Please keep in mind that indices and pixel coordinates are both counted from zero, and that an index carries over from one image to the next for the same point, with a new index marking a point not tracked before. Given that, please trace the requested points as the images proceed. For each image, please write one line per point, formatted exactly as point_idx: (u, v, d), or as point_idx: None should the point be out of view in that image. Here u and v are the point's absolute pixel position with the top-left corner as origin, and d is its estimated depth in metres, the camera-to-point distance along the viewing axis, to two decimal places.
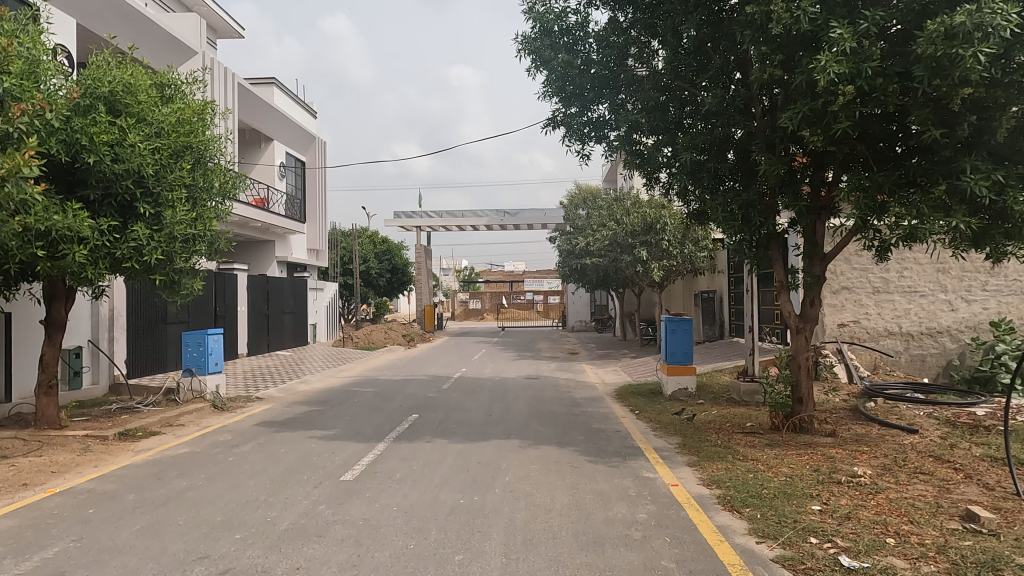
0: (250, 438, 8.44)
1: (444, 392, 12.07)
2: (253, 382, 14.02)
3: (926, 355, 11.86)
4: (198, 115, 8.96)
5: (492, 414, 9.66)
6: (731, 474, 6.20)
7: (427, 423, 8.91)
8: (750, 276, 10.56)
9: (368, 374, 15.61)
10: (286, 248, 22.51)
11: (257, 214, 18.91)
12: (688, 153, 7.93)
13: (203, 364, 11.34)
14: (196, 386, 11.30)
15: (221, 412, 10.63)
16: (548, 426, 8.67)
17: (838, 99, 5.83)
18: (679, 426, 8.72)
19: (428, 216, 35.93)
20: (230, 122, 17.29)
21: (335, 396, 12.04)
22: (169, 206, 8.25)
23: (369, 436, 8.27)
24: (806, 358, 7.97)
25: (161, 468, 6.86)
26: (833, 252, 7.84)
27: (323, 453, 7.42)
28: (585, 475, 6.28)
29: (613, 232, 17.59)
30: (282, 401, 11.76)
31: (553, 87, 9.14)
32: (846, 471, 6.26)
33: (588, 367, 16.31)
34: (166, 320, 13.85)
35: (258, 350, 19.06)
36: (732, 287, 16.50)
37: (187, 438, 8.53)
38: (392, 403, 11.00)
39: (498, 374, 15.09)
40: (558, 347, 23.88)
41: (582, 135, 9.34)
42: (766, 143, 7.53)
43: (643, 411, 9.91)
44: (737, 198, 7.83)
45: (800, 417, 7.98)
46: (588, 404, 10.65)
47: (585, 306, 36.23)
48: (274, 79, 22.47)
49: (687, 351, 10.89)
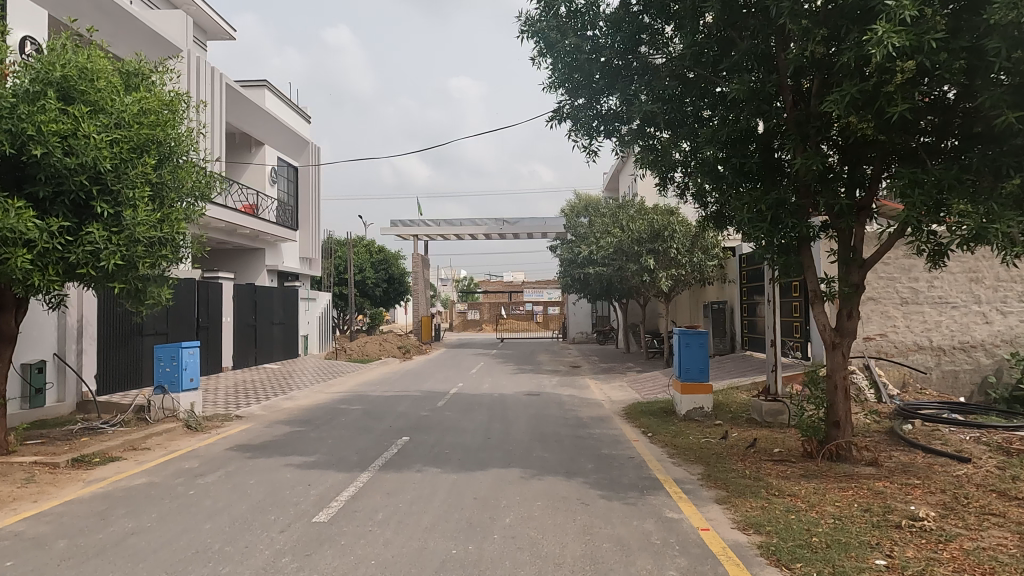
0: (218, 466, 7.49)
1: (438, 411, 11.16)
2: (234, 398, 13.07)
3: (959, 371, 10.97)
4: (167, 107, 8.15)
5: (490, 437, 8.73)
6: (769, 516, 5.32)
7: (418, 448, 7.99)
8: (771, 284, 9.62)
9: (358, 390, 14.68)
10: (277, 256, 21.65)
11: (245, 220, 18.06)
12: (709, 147, 7.12)
13: (177, 380, 10.42)
14: (168, 405, 10.37)
15: (193, 433, 9.72)
16: (552, 452, 7.76)
17: (895, 78, 4.99)
18: (700, 452, 7.83)
19: (427, 223, 35.17)
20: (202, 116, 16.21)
21: (320, 415, 11.10)
22: (131, 207, 7.37)
23: (351, 463, 7.35)
24: (843, 377, 7.09)
25: (109, 506, 5.93)
26: (872, 259, 6.98)
27: (297, 485, 6.50)
28: (599, 516, 5.36)
29: (619, 239, 16.77)
30: (263, 420, 10.82)
31: (558, 76, 8.33)
32: (904, 512, 5.38)
33: (592, 382, 15.39)
34: (141, 331, 12.95)
35: (245, 364, 18.11)
36: (744, 297, 15.65)
37: (149, 466, 7.62)
38: (381, 423, 10.07)
39: (497, 390, 14.16)
40: (560, 360, 22.98)
41: (591, 129, 8.53)
42: (800, 135, 6.70)
43: (657, 433, 9.01)
44: (766, 198, 7.01)
45: (836, 444, 7.06)
46: (595, 425, 9.74)
47: (586, 317, 35.33)
48: (267, 80, 21.69)
49: (702, 366, 10.02)
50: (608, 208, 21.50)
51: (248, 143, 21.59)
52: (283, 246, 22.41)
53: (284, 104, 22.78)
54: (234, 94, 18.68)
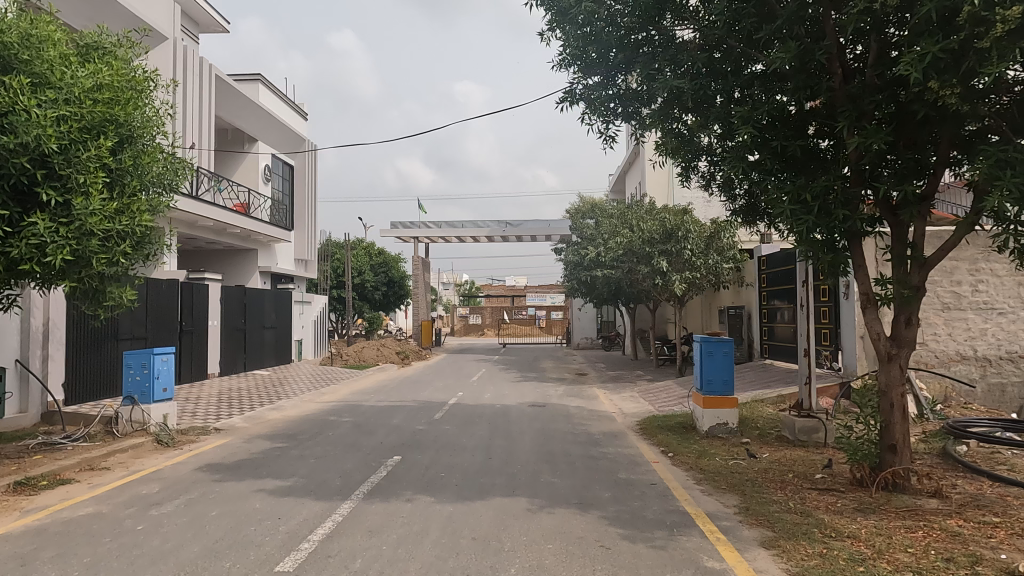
0: (180, 492, 6.52)
1: (435, 424, 10.22)
2: (216, 408, 12.11)
3: (1006, 385, 10.01)
4: (129, 84, 7.23)
5: (492, 457, 7.76)
6: (833, 568, 4.36)
7: (410, 472, 7.04)
8: (803, 286, 8.62)
9: (350, 400, 13.73)
10: (271, 257, 20.79)
11: (236, 219, 17.18)
12: (746, 128, 6.18)
13: (148, 391, 9.45)
14: (137, 417, 9.38)
15: (163, 450, 8.76)
16: (563, 477, 6.80)
17: (992, 32, 4.10)
18: (731, 478, 6.87)
19: (428, 225, 34.27)
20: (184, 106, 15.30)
21: (306, 429, 10.12)
22: (82, 194, 6.46)
23: (332, 490, 6.38)
24: (900, 394, 6.13)
25: (38, 546, 4.97)
26: (935, 257, 6.01)
27: (268, 518, 5.56)
28: (623, 565, 4.42)
29: (629, 240, 15.85)
30: (243, 434, 9.85)
31: (570, 52, 7.43)
32: (996, 563, 4.41)
33: (600, 393, 14.42)
34: (117, 336, 12.01)
35: (233, 370, 17.19)
36: (764, 302, 14.70)
37: (103, 490, 6.67)
38: (372, 439, 9.12)
39: (499, 400, 13.18)
40: (564, 367, 22.00)
41: (608, 111, 7.60)
42: (854, 112, 5.76)
43: (678, 453, 8.05)
44: (810, 185, 6.09)
45: (893, 472, 6.09)
46: (608, 443, 8.78)
47: (591, 322, 34.33)
48: (261, 75, 20.80)
49: (727, 378, 9.04)
50: (616, 209, 20.57)
51: (241, 139, 20.78)
52: (277, 247, 21.52)
53: (279, 100, 21.89)
54: (225, 87, 17.79)
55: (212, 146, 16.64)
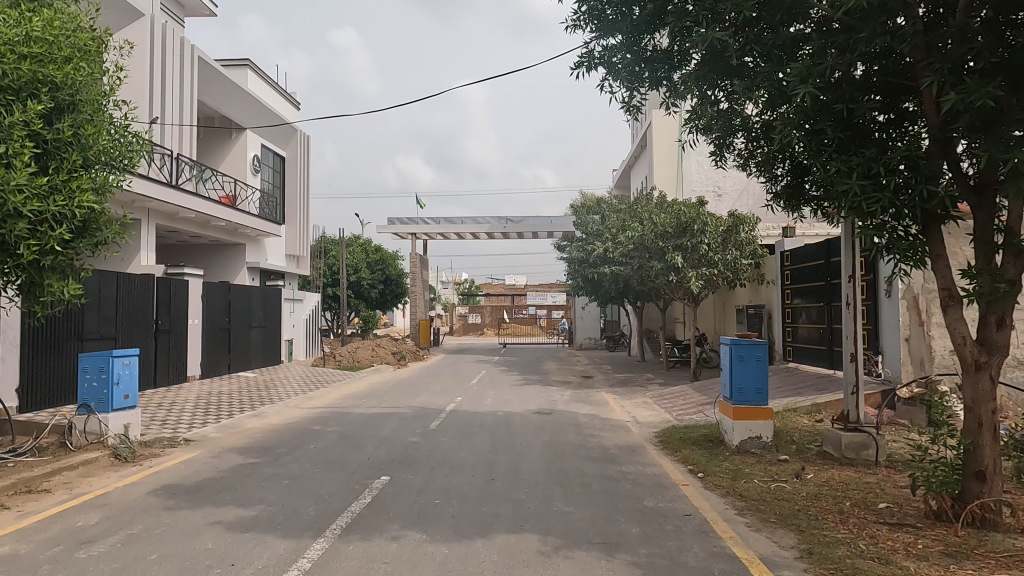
0: (121, 525, 5.42)
1: (431, 436, 9.14)
2: (189, 415, 11.02)
3: None
4: (70, 41, 6.16)
5: (495, 479, 6.68)
6: None
7: (399, 498, 5.97)
8: (849, 282, 7.58)
9: (339, 406, 12.67)
10: (258, 253, 19.73)
11: (219, 211, 16.10)
12: (807, 87, 5.09)
13: (105, 398, 8.36)
14: (93, 428, 8.27)
15: (118, 468, 7.65)
16: (581, 507, 5.73)
17: None
18: (779, 506, 5.80)
19: (426, 222, 33.15)
20: (160, 89, 14.20)
21: (285, 440, 9.03)
22: (4, 166, 5.42)
23: (302, 524, 5.28)
24: (991, 411, 5.07)
25: None
26: None
27: (219, 564, 4.47)
28: None
29: (641, 234, 14.79)
30: (214, 447, 8.74)
31: (587, 9, 6.36)
32: None
33: (610, 398, 13.35)
34: (81, 335, 10.91)
35: (216, 372, 16.10)
36: (787, 301, 13.67)
37: (30, 521, 5.56)
38: (359, 454, 8.04)
39: (501, 407, 12.10)
40: (568, 369, 20.90)
41: (633, 77, 6.56)
42: (946, 64, 4.68)
43: (710, 474, 6.99)
44: (884, 157, 5.03)
45: (982, 505, 5.03)
46: (627, 460, 7.73)
47: (595, 322, 33.21)
48: (249, 61, 19.65)
49: (759, 387, 7.99)
50: (624, 203, 19.55)
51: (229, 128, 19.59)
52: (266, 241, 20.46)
53: (270, 88, 20.78)
54: (210, 72, 16.74)
55: (194, 126, 15.56)
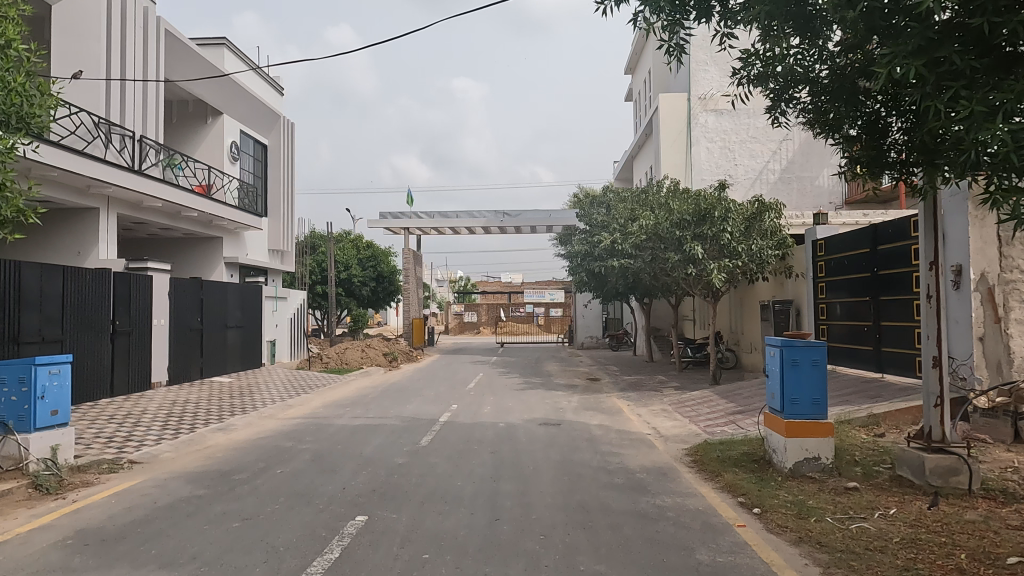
0: None
1: (422, 456, 7.71)
2: (144, 430, 9.56)
3: None
4: None
5: (499, 520, 5.25)
6: None
7: (374, 552, 4.54)
8: (930, 270, 6.16)
9: (319, 415, 11.25)
10: (236, 248, 18.33)
11: (191, 201, 14.59)
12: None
13: (27, 415, 6.86)
14: (10, 452, 6.80)
15: (34, 503, 6.19)
16: (615, 565, 4.31)
17: None
18: (875, 561, 4.40)
19: (417, 215, 31.58)
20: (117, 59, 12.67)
21: (246, 463, 7.56)
22: None
23: None
24: None
25: None
26: None
27: None
28: None
29: (655, 223, 13.40)
30: (161, 473, 7.28)
31: None
32: None
33: (623, 405, 11.97)
34: (15, 338, 9.53)
35: (187, 377, 14.66)
36: (819, 297, 12.30)
37: None
38: (333, 481, 6.62)
39: (503, 416, 10.69)
40: (572, 370, 19.45)
41: (675, 9, 5.16)
42: None
43: (768, 509, 5.59)
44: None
45: None
46: (659, 488, 6.33)
47: (597, 321, 31.45)
48: (226, 38, 18.09)
49: (817, 398, 6.54)
50: (631, 194, 18.24)
51: (203, 112, 18.07)
52: (245, 236, 18.99)
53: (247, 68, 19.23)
54: (180, 49, 15.33)
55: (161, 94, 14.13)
